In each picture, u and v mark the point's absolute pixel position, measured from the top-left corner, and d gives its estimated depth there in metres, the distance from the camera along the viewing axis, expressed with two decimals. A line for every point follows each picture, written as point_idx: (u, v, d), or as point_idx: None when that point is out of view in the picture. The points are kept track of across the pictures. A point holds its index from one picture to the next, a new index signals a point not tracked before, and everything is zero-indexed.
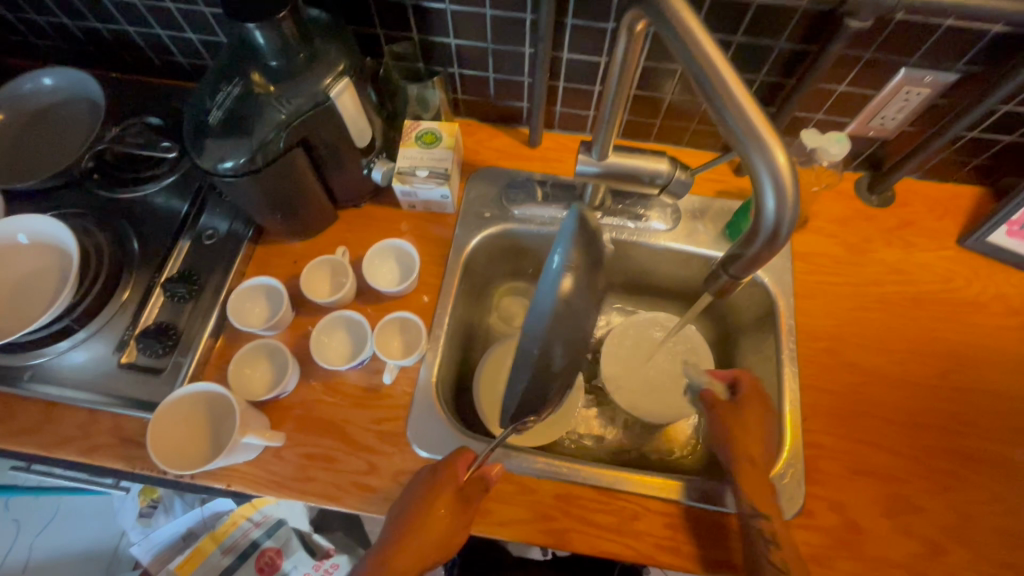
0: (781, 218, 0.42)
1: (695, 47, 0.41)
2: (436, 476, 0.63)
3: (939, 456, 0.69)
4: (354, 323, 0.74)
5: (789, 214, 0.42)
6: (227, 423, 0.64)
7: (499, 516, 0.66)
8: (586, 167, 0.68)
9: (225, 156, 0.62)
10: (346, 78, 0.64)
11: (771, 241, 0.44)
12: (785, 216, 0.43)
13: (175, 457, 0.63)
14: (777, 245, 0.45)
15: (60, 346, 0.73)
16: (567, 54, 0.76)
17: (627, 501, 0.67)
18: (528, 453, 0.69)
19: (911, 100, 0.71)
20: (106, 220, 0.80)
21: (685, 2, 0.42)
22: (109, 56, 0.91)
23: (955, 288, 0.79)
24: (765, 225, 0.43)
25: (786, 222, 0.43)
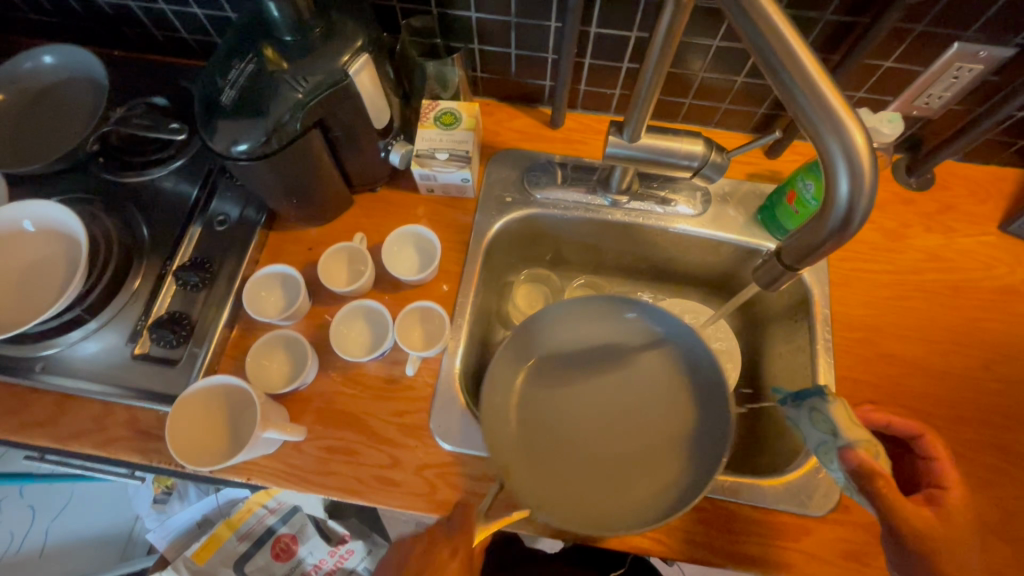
0: (855, 205, 0.39)
1: (763, 20, 0.37)
2: (452, 535, 0.58)
3: (981, 450, 0.67)
4: (374, 313, 0.72)
5: (865, 201, 0.39)
6: (247, 418, 0.62)
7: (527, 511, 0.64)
8: (617, 149, 0.66)
9: (239, 138, 0.58)
10: (364, 54, 0.60)
11: (841, 231, 0.41)
12: (859, 203, 0.39)
13: (196, 454, 0.60)
14: (848, 235, 0.41)
15: (71, 337, 0.70)
16: (595, 29, 0.72)
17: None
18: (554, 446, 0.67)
19: (962, 77, 0.67)
20: (114, 206, 0.77)
21: None
22: (110, 33, 0.87)
23: (998, 275, 0.76)
24: (835, 213, 0.40)
25: (860, 210, 0.39)
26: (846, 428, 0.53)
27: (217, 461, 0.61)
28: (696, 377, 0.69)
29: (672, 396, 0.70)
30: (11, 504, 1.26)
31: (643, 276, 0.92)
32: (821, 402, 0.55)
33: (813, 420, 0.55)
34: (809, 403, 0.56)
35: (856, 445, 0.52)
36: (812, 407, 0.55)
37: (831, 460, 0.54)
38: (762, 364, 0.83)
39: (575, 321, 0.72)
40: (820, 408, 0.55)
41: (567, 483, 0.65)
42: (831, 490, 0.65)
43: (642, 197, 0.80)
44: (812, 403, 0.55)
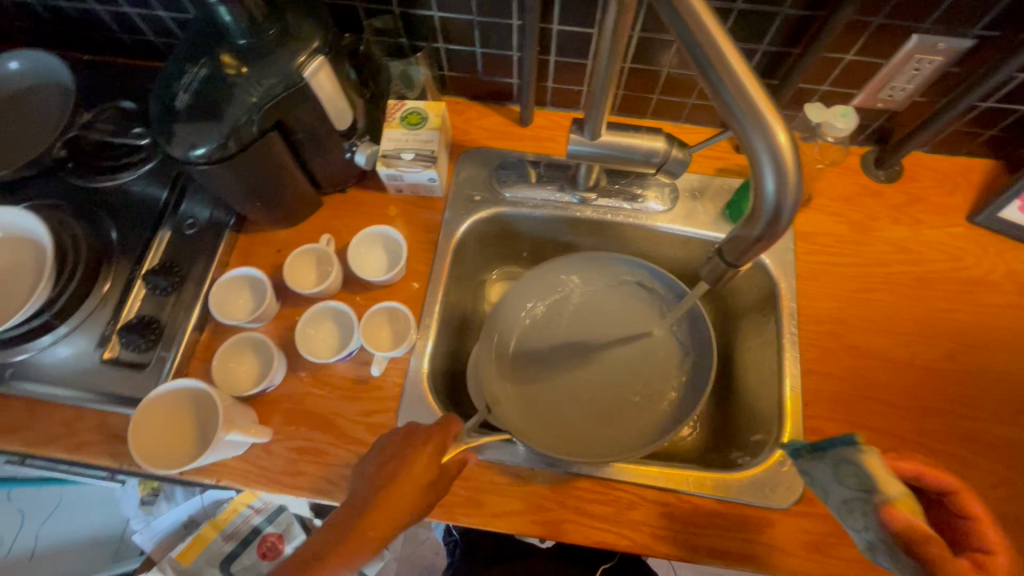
0: (782, 203, 0.40)
1: (691, 18, 0.37)
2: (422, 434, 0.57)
3: (945, 440, 0.67)
4: (342, 314, 0.72)
5: (792, 199, 0.39)
6: (212, 422, 0.62)
7: (493, 508, 0.65)
8: (579, 146, 0.66)
9: (196, 142, 0.58)
10: (321, 55, 0.60)
11: (770, 228, 0.41)
12: (786, 201, 0.40)
13: (162, 456, 0.61)
14: (777, 231, 0.42)
15: (41, 342, 0.71)
16: (557, 25, 0.72)
17: (623, 491, 0.66)
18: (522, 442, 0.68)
19: (923, 69, 0.67)
20: (83, 211, 0.77)
21: None
22: (77, 37, 0.87)
23: (965, 266, 0.76)
24: (764, 210, 0.41)
25: (787, 208, 0.40)
26: (881, 483, 0.48)
27: (181, 464, 0.61)
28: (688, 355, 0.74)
29: (670, 354, 0.76)
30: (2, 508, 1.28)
31: None
32: (846, 447, 0.52)
33: (841, 473, 0.52)
34: (837, 453, 0.53)
35: (890, 501, 0.47)
36: (841, 457, 0.52)
37: (860, 516, 0.50)
38: (734, 359, 0.83)
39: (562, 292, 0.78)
40: (847, 459, 0.51)
41: (574, 433, 0.72)
42: (795, 483, 0.65)
43: (611, 194, 0.80)
44: (840, 452, 0.52)
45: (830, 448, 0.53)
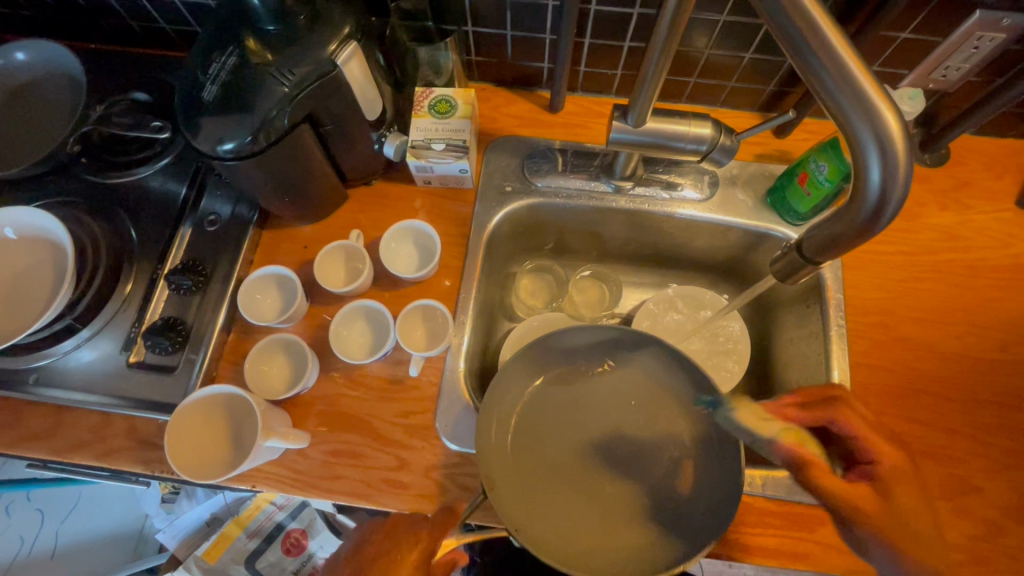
0: (887, 195, 0.37)
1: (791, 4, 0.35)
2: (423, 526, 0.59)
3: (998, 433, 0.65)
4: (374, 313, 0.70)
5: (899, 189, 0.36)
6: (215, 466, 0.59)
7: None
8: (621, 134, 0.63)
9: (225, 136, 0.55)
10: (353, 42, 0.57)
11: (871, 224, 0.38)
12: (892, 192, 0.37)
13: (182, 433, 0.59)
14: (879, 228, 0.39)
15: (64, 346, 0.68)
16: (595, 7, 0.68)
17: None
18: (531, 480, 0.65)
19: (982, 47, 0.64)
20: (100, 209, 0.74)
21: None
22: (85, 25, 0.83)
23: (1015, 253, 0.73)
24: (866, 204, 0.38)
25: (893, 201, 0.37)
26: (755, 428, 0.50)
27: (177, 460, 0.58)
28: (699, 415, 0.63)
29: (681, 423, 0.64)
30: (21, 508, 1.27)
31: (646, 262, 0.90)
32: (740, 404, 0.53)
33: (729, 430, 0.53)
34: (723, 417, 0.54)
35: (780, 443, 0.48)
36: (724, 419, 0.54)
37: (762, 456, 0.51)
38: (772, 351, 0.81)
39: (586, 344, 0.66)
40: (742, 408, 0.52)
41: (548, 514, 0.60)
42: None
43: (647, 182, 0.78)
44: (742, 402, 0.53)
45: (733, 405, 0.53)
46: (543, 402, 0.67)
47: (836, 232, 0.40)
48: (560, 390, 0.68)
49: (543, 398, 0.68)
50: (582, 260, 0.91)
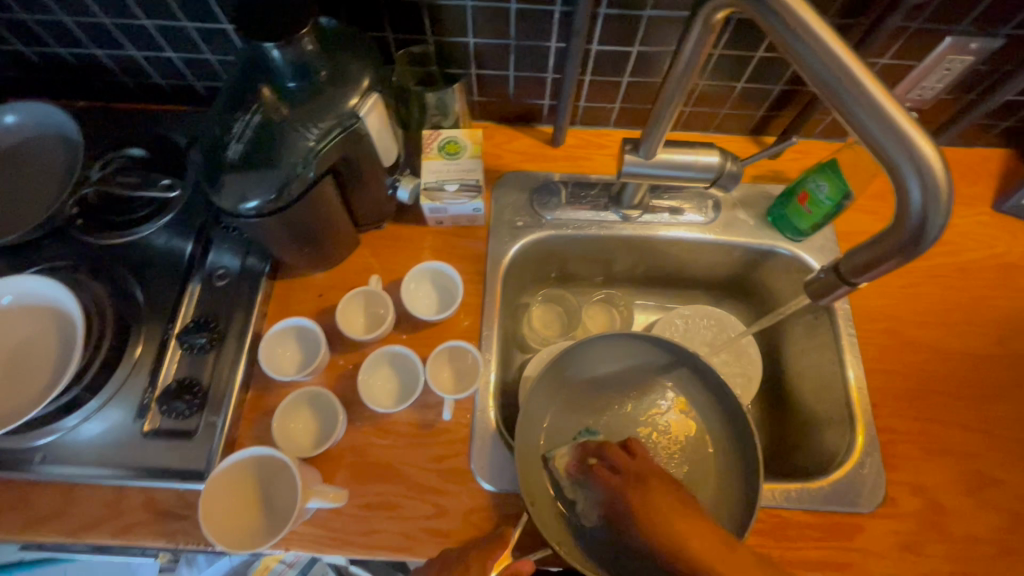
0: (929, 216, 0.39)
1: (825, 50, 0.38)
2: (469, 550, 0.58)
3: (1008, 425, 0.69)
4: (399, 358, 0.69)
5: (941, 208, 0.38)
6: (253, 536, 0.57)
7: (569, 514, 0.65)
8: (634, 166, 0.65)
9: (249, 194, 0.55)
10: (374, 94, 0.58)
11: (914, 243, 0.40)
12: (933, 213, 0.39)
13: (215, 503, 0.57)
14: (923, 245, 0.41)
15: (72, 419, 0.65)
16: (596, 46, 0.71)
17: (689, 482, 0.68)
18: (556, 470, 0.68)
19: (953, 69, 0.69)
20: (103, 271, 0.72)
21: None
22: (73, 82, 0.81)
23: (999, 253, 0.78)
24: (909, 224, 0.40)
25: (935, 220, 0.39)
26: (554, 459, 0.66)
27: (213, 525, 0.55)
28: (722, 413, 0.68)
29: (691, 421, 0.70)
30: None
31: (654, 285, 0.92)
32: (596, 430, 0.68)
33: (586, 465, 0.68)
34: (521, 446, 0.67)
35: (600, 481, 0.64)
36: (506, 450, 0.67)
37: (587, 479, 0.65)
38: (784, 363, 0.84)
39: (606, 356, 0.70)
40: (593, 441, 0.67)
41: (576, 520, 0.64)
42: (876, 485, 0.66)
43: (653, 209, 0.80)
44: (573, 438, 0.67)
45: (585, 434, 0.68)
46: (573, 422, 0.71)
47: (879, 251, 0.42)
48: (585, 410, 0.72)
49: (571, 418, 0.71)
50: (590, 287, 0.93)
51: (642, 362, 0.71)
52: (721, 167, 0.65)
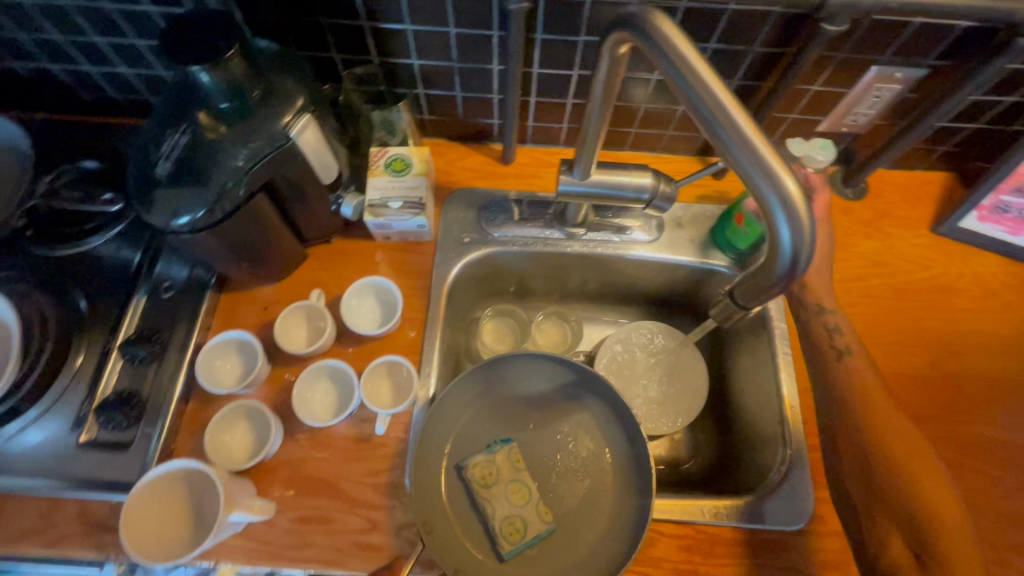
0: (798, 253, 0.40)
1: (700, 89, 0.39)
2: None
3: (938, 445, 0.70)
4: (339, 372, 0.70)
5: (809, 246, 0.40)
6: (172, 546, 0.57)
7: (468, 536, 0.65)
8: (569, 186, 0.67)
9: (178, 211, 0.56)
10: (307, 113, 0.59)
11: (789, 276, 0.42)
12: (803, 251, 0.41)
13: (139, 515, 0.57)
14: (796, 278, 0.43)
15: (8, 430, 0.65)
16: (538, 69, 0.73)
17: (591, 500, 0.68)
18: (459, 493, 0.67)
19: (883, 96, 0.72)
20: (48, 282, 0.73)
21: (684, 38, 0.40)
22: (28, 95, 0.83)
23: (934, 275, 0.80)
24: (782, 259, 0.42)
25: (803, 257, 0.41)
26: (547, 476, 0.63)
27: (132, 534, 0.56)
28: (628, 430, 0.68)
29: (596, 437, 0.71)
30: None
31: (605, 301, 0.93)
32: (501, 449, 0.68)
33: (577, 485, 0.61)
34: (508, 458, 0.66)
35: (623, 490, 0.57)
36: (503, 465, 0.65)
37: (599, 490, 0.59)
38: (727, 381, 0.85)
39: (509, 372, 0.71)
40: (496, 461, 0.68)
41: (477, 546, 0.64)
42: (805, 502, 0.67)
43: (599, 227, 0.81)
44: (476, 459, 0.67)
45: (489, 452, 0.68)
46: (484, 440, 0.71)
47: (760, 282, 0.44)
48: (493, 427, 0.72)
49: (482, 437, 0.71)
50: (543, 302, 0.94)
51: (547, 380, 0.72)
52: (654, 188, 0.66)
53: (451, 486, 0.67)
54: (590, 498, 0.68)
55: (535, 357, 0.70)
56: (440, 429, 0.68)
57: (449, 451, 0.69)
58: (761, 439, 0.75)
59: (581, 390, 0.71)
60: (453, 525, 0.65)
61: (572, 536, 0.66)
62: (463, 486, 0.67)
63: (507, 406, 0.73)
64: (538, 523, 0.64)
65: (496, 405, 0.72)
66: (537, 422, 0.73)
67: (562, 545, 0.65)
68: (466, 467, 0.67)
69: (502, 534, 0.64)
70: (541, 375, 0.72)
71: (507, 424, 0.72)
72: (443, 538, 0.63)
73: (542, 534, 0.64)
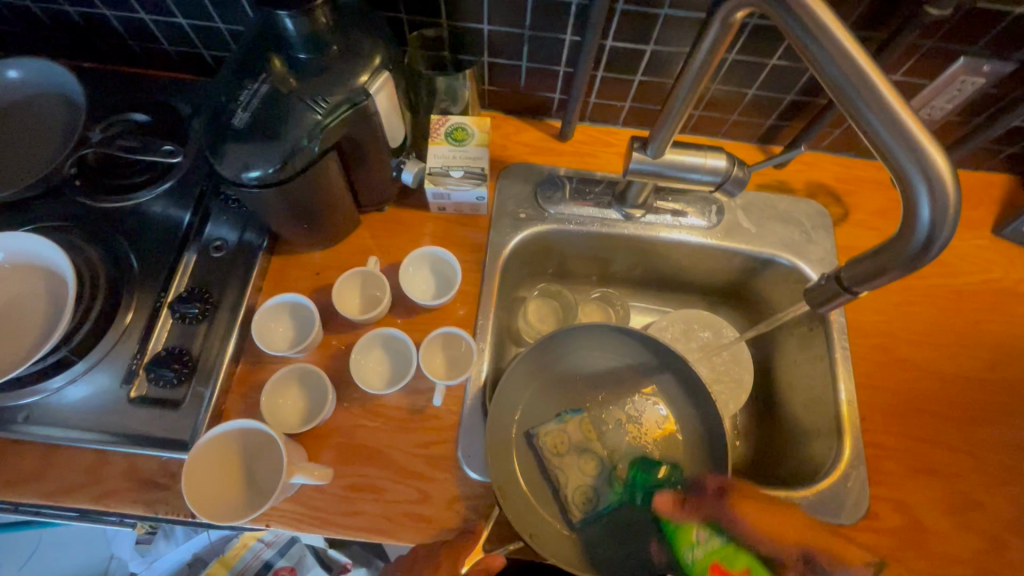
0: (937, 230, 0.40)
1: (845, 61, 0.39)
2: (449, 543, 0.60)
3: (994, 449, 0.69)
4: (393, 341, 0.69)
5: (949, 225, 0.40)
6: (232, 509, 0.56)
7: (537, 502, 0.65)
8: (641, 165, 0.65)
9: (251, 164, 0.54)
10: (384, 73, 0.57)
11: (920, 255, 0.42)
12: (941, 229, 0.40)
13: (200, 475, 0.56)
14: (926, 259, 0.42)
15: (57, 381, 0.64)
16: (611, 42, 0.71)
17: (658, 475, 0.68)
18: (528, 460, 0.67)
19: (965, 90, 0.69)
20: (98, 234, 0.71)
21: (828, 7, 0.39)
22: (78, 41, 0.80)
23: (995, 278, 0.79)
24: (916, 240, 0.41)
25: (941, 237, 0.40)
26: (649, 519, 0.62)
27: (193, 494, 0.55)
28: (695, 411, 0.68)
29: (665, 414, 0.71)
30: None
31: (650, 287, 0.91)
32: (572, 419, 0.68)
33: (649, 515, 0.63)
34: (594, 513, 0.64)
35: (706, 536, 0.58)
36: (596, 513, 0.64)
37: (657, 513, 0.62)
38: (774, 375, 0.84)
39: (581, 345, 0.71)
40: (567, 431, 0.67)
41: (548, 512, 0.65)
42: (860, 498, 0.66)
43: (656, 211, 0.80)
44: (546, 429, 0.67)
45: (560, 422, 0.68)
46: (552, 412, 0.71)
47: (885, 263, 0.43)
48: (560, 399, 0.72)
49: (550, 407, 0.71)
50: (587, 285, 0.92)
51: (618, 355, 0.71)
52: (727, 172, 0.65)
53: (521, 453, 0.67)
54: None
55: (609, 331, 0.69)
56: (511, 397, 0.67)
57: (517, 421, 0.69)
58: (813, 433, 0.74)
59: (652, 367, 0.70)
60: (527, 491, 0.65)
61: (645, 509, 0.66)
62: (531, 454, 0.67)
63: (574, 379, 0.72)
64: (610, 494, 0.64)
65: (565, 376, 0.72)
66: (603, 395, 0.73)
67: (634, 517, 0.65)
68: (537, 435, 0.67)
69: (574, 503, 0.64)
70: (610, 350, 0.71)
71: (574, 396, 0.72)
72: (516, 504, 0.62)
73: (613, 506, 0.64)
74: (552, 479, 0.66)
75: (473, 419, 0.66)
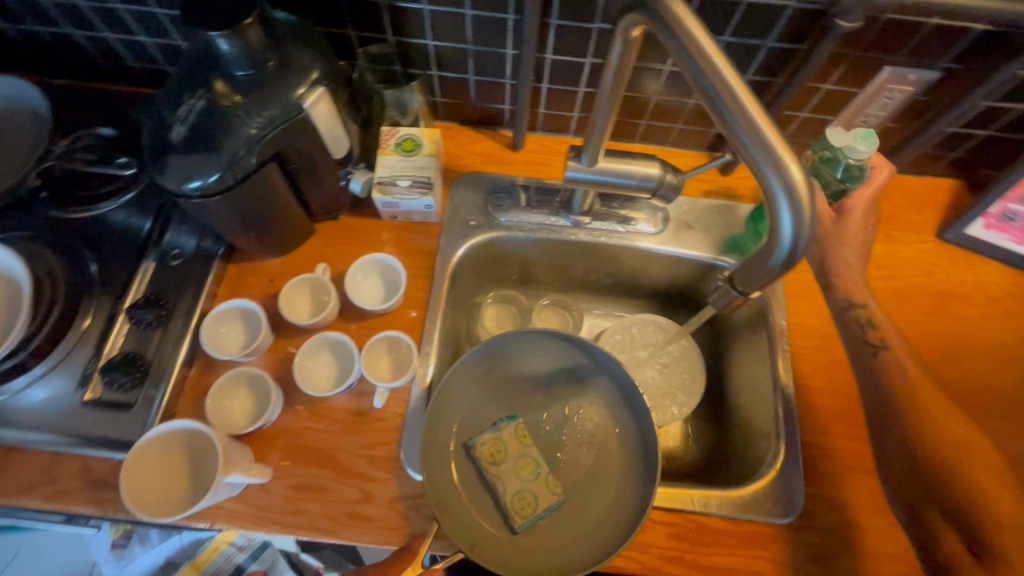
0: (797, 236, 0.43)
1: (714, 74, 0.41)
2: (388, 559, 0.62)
3: None
4: (340, 345, 0.71)
5: (808, 231, 0.43)
6: (171, 505, 0.58)
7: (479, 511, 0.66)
8: (576, 172, 0.67)
9: (191, 175, 0.57)
10: (320, 86, 0.60)
11: (789, 258, 0.45)
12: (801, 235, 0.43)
13: (138, 472, 0.58)
14: (792, 264, 0.46)
15: (15, 384, 0.67)
16: (551, 55, 0.73)
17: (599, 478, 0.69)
18: (468, 471, 0.68)
19: (895, 97, 0.71)
20: (61, 243, 0.74)
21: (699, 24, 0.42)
22: (50, 61, 0.84)
23: (937, 280, 0.80)
24: (783, 244, 0.44)
25: (803, 242, 0.44)
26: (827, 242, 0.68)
27: (131, 492, 0.57)
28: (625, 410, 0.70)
29: (601, 414, 0.72)
30: None
31: (608, 291, 0.93)
32: (507, 426, 0.70)
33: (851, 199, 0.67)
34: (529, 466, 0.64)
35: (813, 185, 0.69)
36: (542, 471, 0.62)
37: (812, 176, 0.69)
38: (725, 377, 0.85)
39: (513, 351, 0.72)
40: (502, 438, 0.69)
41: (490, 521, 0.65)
42: (797, 497, 0.67)
43: (605, 217, 0.82)
44: (483, 438, 0.69)
45: (496, 430, 0.70)
46: (489, 418, 0.72)
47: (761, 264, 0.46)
48: (498, 407, 0.73)
49: (488, 414, 0.72)
50: (546, 290, 0.94)
51: (550, 358, 0.73)
52: (662, 178, 0.66)
53: (461, 463, 0.69)
54: (597, 468, 0.70)
55: (537, 336, 0.71)
56: (447, 407, 0.68)
57: (455, 430, 0.70)
58: (756, 435, 0.75)
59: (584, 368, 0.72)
60: (467, 501, 0.66)
61: (584, 511, 0.67)
62: (470, 463, 0.69)
63: (511, 385, 0.74)
64: (548, 497, 0.66)
65: (502, 384, 0.74)
66: (541, 399, 0.74)
67: (574, 519, 0.67)
68: (474, 446, 0.68)
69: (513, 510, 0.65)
70: (543, 355, 0.73)
71: (512, 403, 0.74)
72: (455, 514, 0.63)
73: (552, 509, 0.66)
74: (491, 487, 0.67)
75: (413, 426, 0.67)
